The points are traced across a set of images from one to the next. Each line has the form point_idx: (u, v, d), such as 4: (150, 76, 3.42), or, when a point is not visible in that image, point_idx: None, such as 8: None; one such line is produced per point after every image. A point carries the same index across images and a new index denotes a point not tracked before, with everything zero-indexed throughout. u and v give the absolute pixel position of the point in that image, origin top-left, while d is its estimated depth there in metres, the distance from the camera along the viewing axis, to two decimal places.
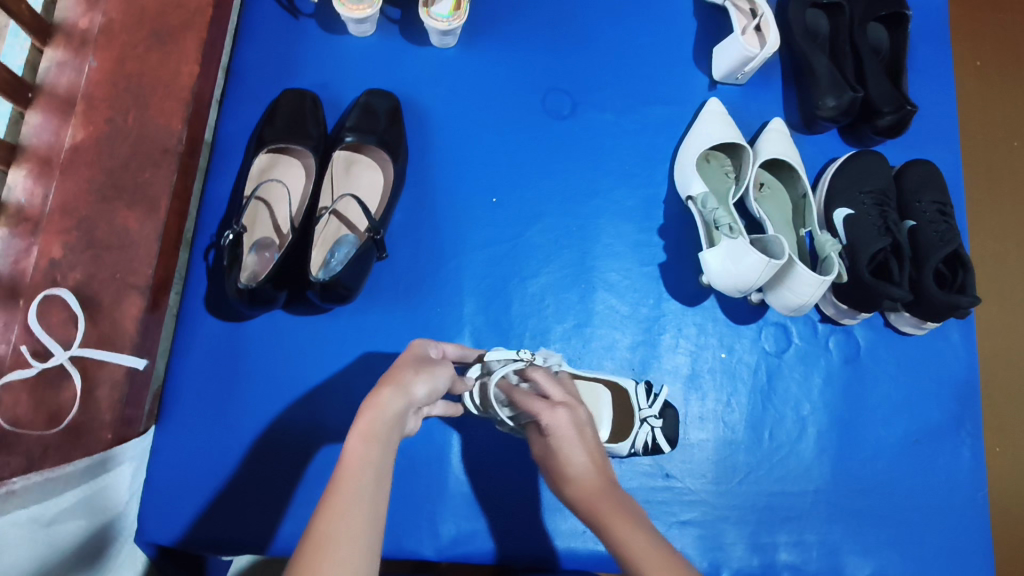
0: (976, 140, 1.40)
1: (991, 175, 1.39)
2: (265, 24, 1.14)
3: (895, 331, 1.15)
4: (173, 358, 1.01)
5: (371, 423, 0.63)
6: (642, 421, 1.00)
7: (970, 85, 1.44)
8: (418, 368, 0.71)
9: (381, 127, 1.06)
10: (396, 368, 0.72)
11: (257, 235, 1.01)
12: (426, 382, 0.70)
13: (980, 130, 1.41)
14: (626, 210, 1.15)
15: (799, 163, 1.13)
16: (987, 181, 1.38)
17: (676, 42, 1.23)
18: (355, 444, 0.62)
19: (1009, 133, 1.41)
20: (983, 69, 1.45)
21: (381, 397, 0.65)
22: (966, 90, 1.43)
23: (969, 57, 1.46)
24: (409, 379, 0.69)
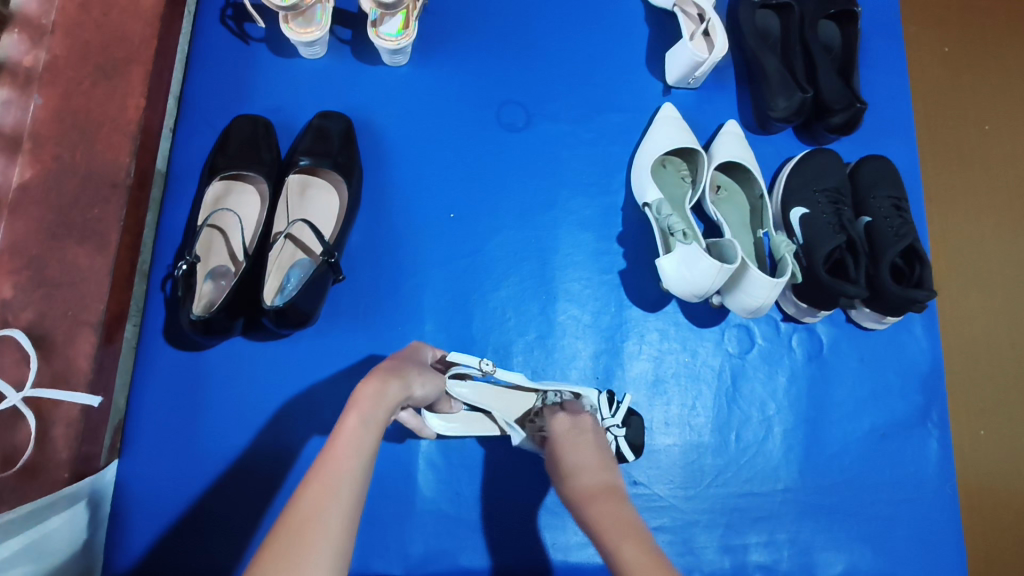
0: (943, 127, 1.41)
1: (962, 160, 1.39)
2: (215, 51, 1.14)
3: (858, 326, 1.16)
4: (134, 389, 1.01)
5: (372, 406, 0.69)
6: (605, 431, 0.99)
7: (938, 71, 1.43)
8: (419, 369, 0.81)
9: (334, 149, 1.07)
10: (399, 363, 0.80)
11: (212, 264, 1.02)
12: (424, 382, 0.80)
13: (949, 116, 1.41)
14: (584, 219, 1.16)
15: (753, 165, 1.13)
16: (955, 168, 1.39)
17: (629, 48, 1.23)
18: (353, 424, 0.67)
19: (979, 117, 1.42)
20: (950, 55, 1.44)
21: (386, 385, 0.72)
22: (934, 77, 1.43)
23: (936, 44, 1.45)
24: (410, 375, 0.77)
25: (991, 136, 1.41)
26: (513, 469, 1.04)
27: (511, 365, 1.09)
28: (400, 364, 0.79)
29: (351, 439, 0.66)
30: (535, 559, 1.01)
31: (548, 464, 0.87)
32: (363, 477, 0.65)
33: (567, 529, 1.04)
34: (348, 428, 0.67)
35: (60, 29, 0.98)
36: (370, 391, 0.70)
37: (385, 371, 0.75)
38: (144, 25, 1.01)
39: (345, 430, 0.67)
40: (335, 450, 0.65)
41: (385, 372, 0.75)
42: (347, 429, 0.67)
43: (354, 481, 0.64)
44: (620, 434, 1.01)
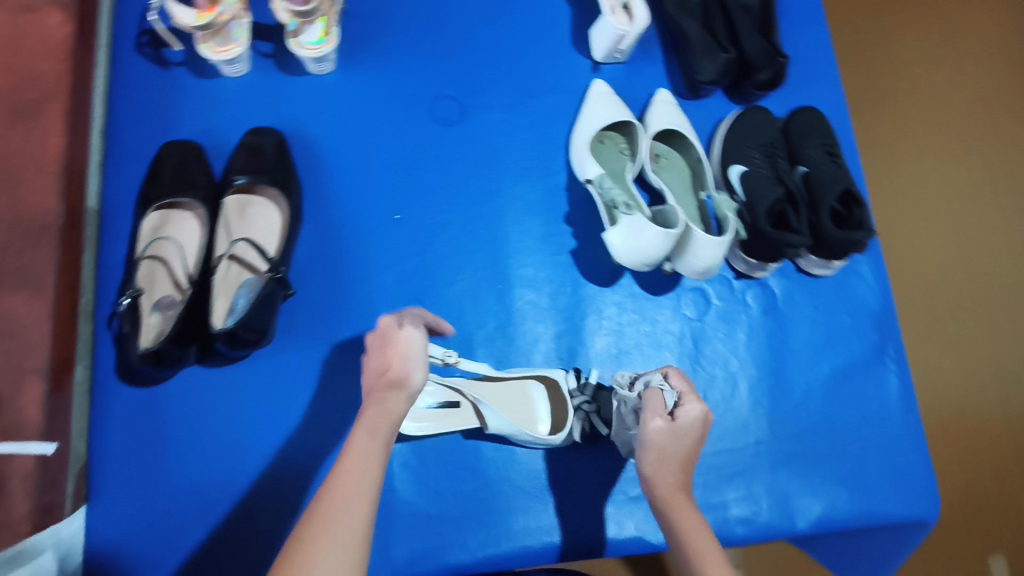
0: (877, 71, 1.59)
1: (900, 101, 1.58)
2: (134, 81, 1.12)
3: (807, 275, 1.19)
4: (94, 432, 0.99)
5: (380, 423, 0.71)
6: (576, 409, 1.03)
7: (864, 22, 1.62)
8: (398, 348, 0.76)
9: (269, 165, 1.07)
10: (381, 354, 0.77)
11: (157, 296, 1.00)
12: (416, 363, 0.75)
13: (884, 59, 1.60)
14: (529, 204, 1.16)
15: (689, 131, 1.15)
16: (895, 105, 1.58)
17: (552, 31, 1.25)
18: (361, 438, 0.70)
19: (909, 61, 1.61)
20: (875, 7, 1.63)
21: (384, 398, 0.73)
22: (862, 28, 1.61)
23: None
24: (396, 369, 0.75)
25: (921, 78, 1.60)
26: (487, 461, 1.05)
27: (474, 358, 1.09)
28: (382, 364, 0.76)
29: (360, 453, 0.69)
30: (520, 545, 1.02)
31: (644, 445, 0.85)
32: (374, 485, 0.67)
33: (550, 511, 1.05)
34: (360, 443, 0.70)
35: None
36: (371, 411, 0.72)
37: (379, 386, 0.74)
38: (55, 62, 0.99)
39: (355, 445, 0.69)
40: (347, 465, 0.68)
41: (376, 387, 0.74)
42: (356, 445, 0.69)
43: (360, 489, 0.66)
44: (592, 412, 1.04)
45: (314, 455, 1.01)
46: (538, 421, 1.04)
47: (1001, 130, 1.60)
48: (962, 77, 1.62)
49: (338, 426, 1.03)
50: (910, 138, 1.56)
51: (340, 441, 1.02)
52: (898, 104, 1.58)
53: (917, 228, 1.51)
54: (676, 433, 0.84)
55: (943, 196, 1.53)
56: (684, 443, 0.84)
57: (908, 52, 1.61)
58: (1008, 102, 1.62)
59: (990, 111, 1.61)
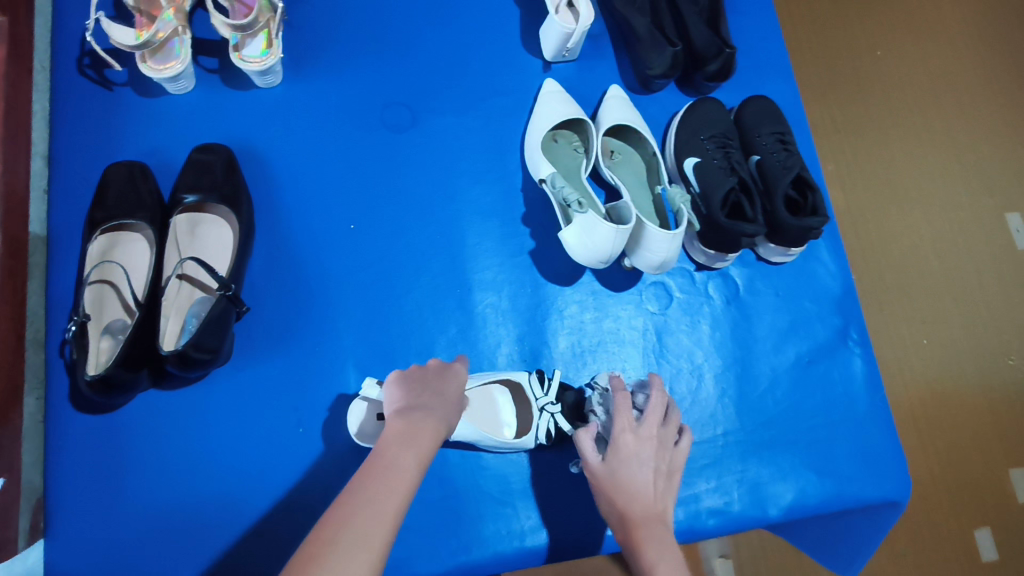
0: (837, 55, 1.60)
1: (861, 85, 1.59)
2: (77, 104, 1.11)
3: (768, 263, 1.19)
4: (48, 465, 0.96)
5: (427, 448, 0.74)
6: (541, 410, 1.01)
7: (825, 6, 1.63)
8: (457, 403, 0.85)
9: (219, 180, 1.05)
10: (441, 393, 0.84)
11: (107, 320, 0.98)
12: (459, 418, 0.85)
13: (845, 43, 1.61)
14: (485, 207, 1.16)
15: (641, 125, 1.16)
16: (856, 87, 1.59)
17: (501, 34, 1.25)
18: (410, 460, 0.72)
19: (870, 45, 1.62)
20: None
21: (440, 429, 0.78)
22: (823, 13, 1.62)
23: None
24: (451, 417, 0.82)
25: (883, 61, 1.61)
26: (455, 467, 1.04)
27: None
28: (442, 399, 0.83)
29: (385, 473, 0.70)
30: (492, 551, 1.01)
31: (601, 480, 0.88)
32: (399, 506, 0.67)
33: (520, 516, 1.04)
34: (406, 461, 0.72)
35: None
36: (429, 435, 0.76)
37: (434, 414, 0.79)
38: None
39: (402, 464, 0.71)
40: (394, 479, 0.69)
41: (438, 413, 0.80)
42: (403, 464, 0.71)
43: (372, 505, 0.66)
44: (558, 413, 1.01)
45: (280, 472, 1.00)
46: (504, 426, 1.03)
47: (958, 108, 1.62)
48: (916, 56, 1.64)
49: (302, 442, 1.02)
50: (872, 121, 1.57)
51: (304, 456, 1.01)
52: (855, 86, 1.59)
53: (882, 208, 1.52)
54: (612, 471, 0.87)
55: (906, 176, 1.55)
56: (625, 473, 0.87)
57: (862, 34, 1.62)
58: (967, 82, 1.64)
59: (946, 90, 1.63)
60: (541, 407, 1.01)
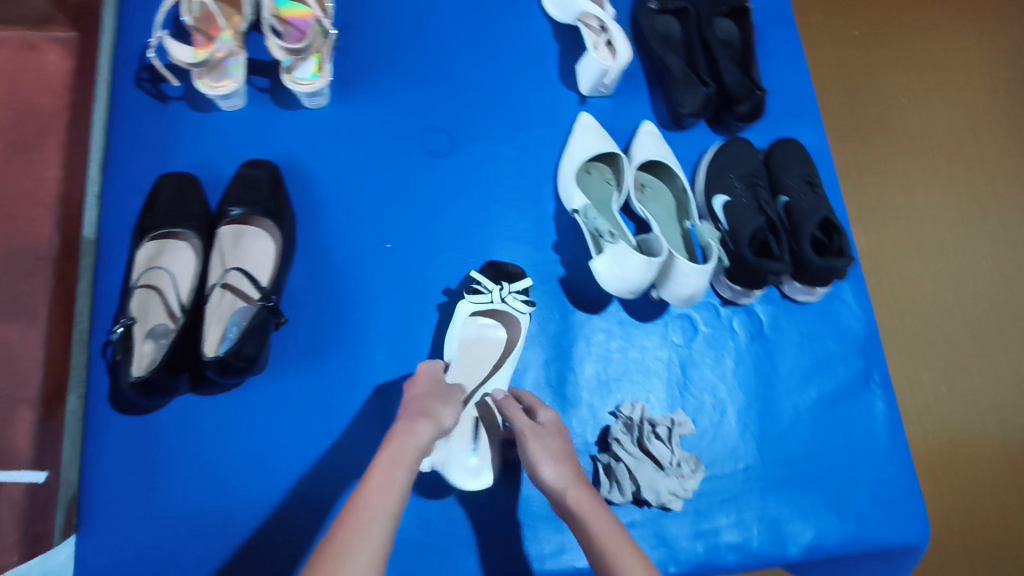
0: (864, 100, 1.64)
1: (885, 131, 1.62)
2: (133, 115, 1.16)
3: (792, 301, 1.20)
4: (85, 462, 0.99)
5: (401, 447, 0.79)
6: (505, 296, 1.06)
7: (853, 53, 1.67)
8: (443, 400, 0.89)
9: (264, 195, 1.09)
10: (425, 397, 0.89)
11: (151, 324, 1.01)
12: (451, 412, 0.88)
13: (872, 90, 1.65)
14: (518, 233, 1.19)
15: (673, 161, 1.19)
16: (881, 134, 1.62)
17: (540, 69, 1.30)
18: (384, 464, 0.77)
19: (896, 92, 1.66)
20: (861, 38, 1.69)
21: (414, 425, 0.82)
22: (850, 59, 1.67)
23: (848, 28, 1.69)
24: (435, 411, 0.86)
25: (908, 108, 1.65)
26: (479, 487, 1.06)
27: None
28: (424, 399, 0.88)
29: (379, 487, 0.74)
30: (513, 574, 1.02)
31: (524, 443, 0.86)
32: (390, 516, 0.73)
33: (541, 538, 1.05)
34: (382, 467, 0.77)
35: None
36: (399, 435, 0.80)
37: (413, 416, 0.84)
38: (53, 97, 1.01)
39: (377, 469, 0.76)
40: (372, 487, 0.75)
41: (421, 414, 0.85)
42: (388, 474, 0.76)
43: (375, 525, 0.71)
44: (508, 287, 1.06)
45: (307, 482, 1.02)
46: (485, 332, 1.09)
47: (981, 158, 1.64)
48: (941, 106, 1.67)
49: (330, 454, 1.04)
50: (895, 166, 1.60)
51: (330, 468, 1.03)
52: (880, 132, 1.62)
53: (904, 252, 1.54)
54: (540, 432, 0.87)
55: (929, 222, 1.57)
56: (562, 440, 0.89)
57: (888, 82, 1.66)
58: (992, 133, 1.67)
59: (970, 139, 1.65)
60: (502, 296, 1.05)
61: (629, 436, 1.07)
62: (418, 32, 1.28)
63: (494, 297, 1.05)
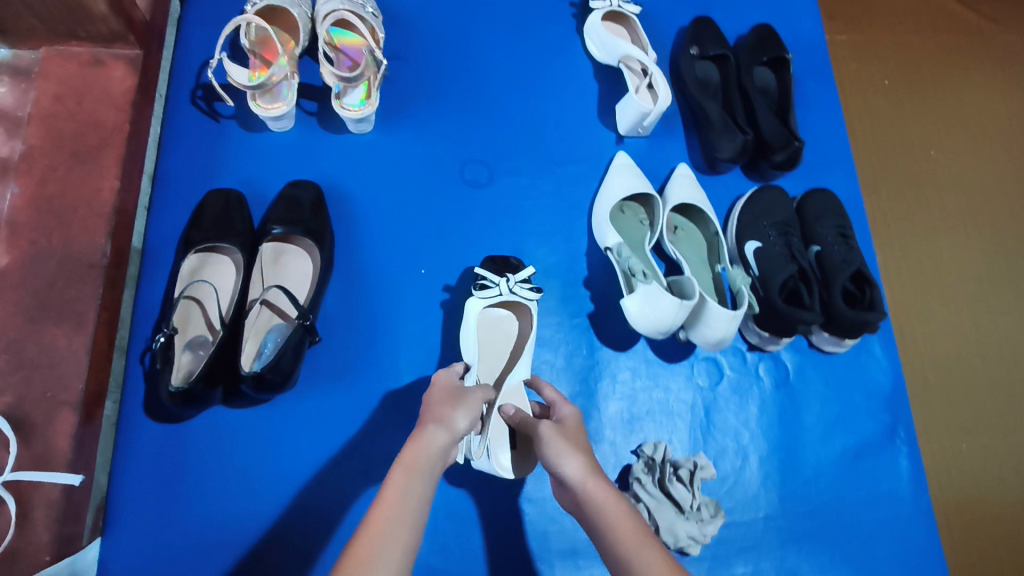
0: (894, 150, 1.65)
1: (915, 181, 1.63)
2: (186, 131, 1.20)
3: (819, 351, 1.21)
4: (115, 467, 1.01)
5: (415, 460, 0.76)
6: (512, 287, 1.05)
7: (884, 101, 1.69)
8: (456, 403, 0.85)
9: (305, 216, 1.12)
10: (436, 404, 0.85)
11: (190, 335, 1.04)
12: (466, 414, 0.84)
13: (902, 141, 1.66)
14: (550, 266, 1.21)
15: (707, 205, 1.21)
16: (911, 184, 1.62)
17: (580, 107, 1.33)
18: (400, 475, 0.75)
19: (926, 143, 1.67)
20: (891, 87, 1.71)
21: (427, 435, 0.79)
22: (881, 108, 1.68)
23: (878, 77, 1.71)
24: (450, 415, 0.82)
25: (938, 160, 1.65)
26: (498, 517, 1.07)
27: None
28: (435, 406, 0.84)
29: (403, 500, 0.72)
30: None
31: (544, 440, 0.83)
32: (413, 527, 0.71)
33: None
34: (397, 479, 0.75)
35: (36, 120, 1.03)
36: (409, 448, 0.78)
37: (424, 424, 0.81)
38: (116, 112, 1.05)
39: (394, 479, 0.74)
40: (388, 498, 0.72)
41: (431, 422, 0.81)
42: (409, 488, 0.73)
43: (400, 534, 0.69)
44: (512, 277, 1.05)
45: (329, 500, 1.04)
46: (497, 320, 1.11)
47: (1011, 214, 1.64)
48: (973, 161, 1.67)
49: (353, 474, 1.06)
50: (923, 217, 1.60)
51: (354, 489, 1.05)
52: (910, 182, 1.63)
53: (931, 305, 1.53)
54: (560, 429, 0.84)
55: (955, 275, 1.56)
56: (580, 439, 0.85)
57: (919, 134, 1.67)
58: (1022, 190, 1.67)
59: (1000, 195, 1.65)
60: (509, 287, 1.05)
61: (651, 477, 1.07)
62: (461, 63, 1.32)
63: (502, 289, 1.05)
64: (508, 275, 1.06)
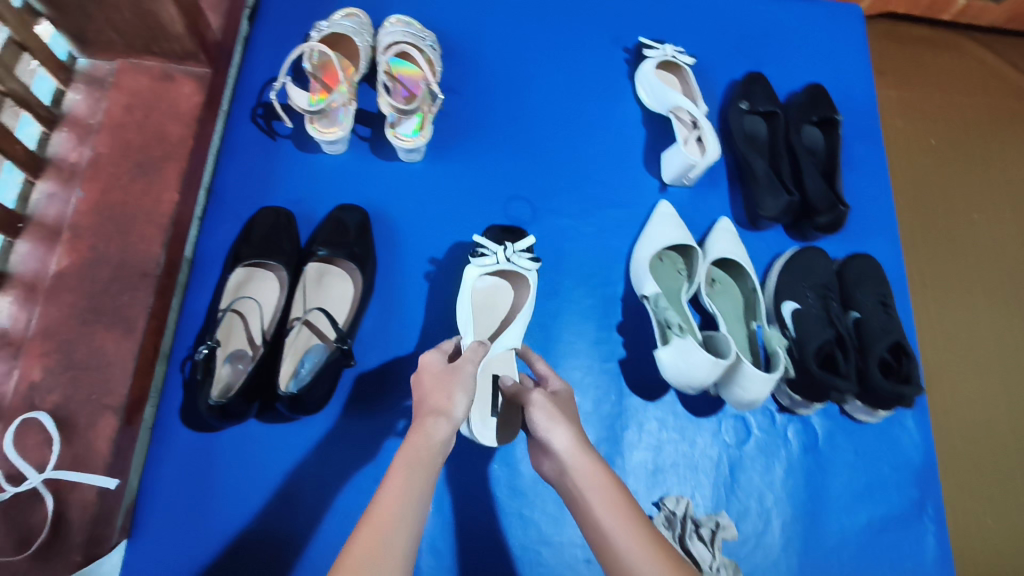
0: (937, 211, 1.63)
1: (957, 244, 1.61)
2: (244, 147, 1.24)
3: (850, 418, 1.19)
4: (147, 471, 1.03)
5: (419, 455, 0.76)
6: (508, 256, 1.07)
7: (928, 161, 1.68)
8: (457, 390, 0.83)
9: (350, 240, 1.15)
10: (434, 387, 0.84)
11: (231, 348, 1.06)
12: (466, 402, 0.83)
13: (946, 203, 1.65)
14: (585, 308, 1.22)
15: (746, 261, 1.21)
16: (954, 248, 1.60)
17: (626, 153, 1.35)
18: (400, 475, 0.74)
19: (969, 207, 1.65)
20: (936, 146, 1.71)
21: (430, 427, 0.79)
22: (925, 168, 1.67)
23: (924, 135, 1.72)
24: (451, 404, 0.82)
25: (980, 225, 1.64)
26: (516, 557, 1.07)
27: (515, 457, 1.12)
28: (431, 394, 0.83)
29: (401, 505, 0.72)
30: None
31: (536, 410, 0.85)
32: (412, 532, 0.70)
33: None
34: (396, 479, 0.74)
35: (106, 129, 1.07)
36: (413, 444, 0.77)
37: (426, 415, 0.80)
38: (182, 127, 1.09)
39: (394, 483, 0.74)
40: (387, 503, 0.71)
41: (428, 413, 0.80)
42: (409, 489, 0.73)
43: (398, 537, 0.68)
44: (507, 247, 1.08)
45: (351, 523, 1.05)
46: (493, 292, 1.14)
47: None
48: (1017, 229, 1.65)
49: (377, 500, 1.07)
50: (964, 282, 1.58)
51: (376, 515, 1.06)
52: (952, 245, 1.61)
53: (971, 373, 1.49)
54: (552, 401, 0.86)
55: (994, 342, 1.53)
56: (568, 411, 0.87)
57: (963, 197, 1.66)
58: None
59: None
60: (506, 257, 1.07)
61: (671, 532, 1.06)
62: (512, 97, 1.35)
63: (499, 257, 1.07)
64: (505, 245, 1.09)
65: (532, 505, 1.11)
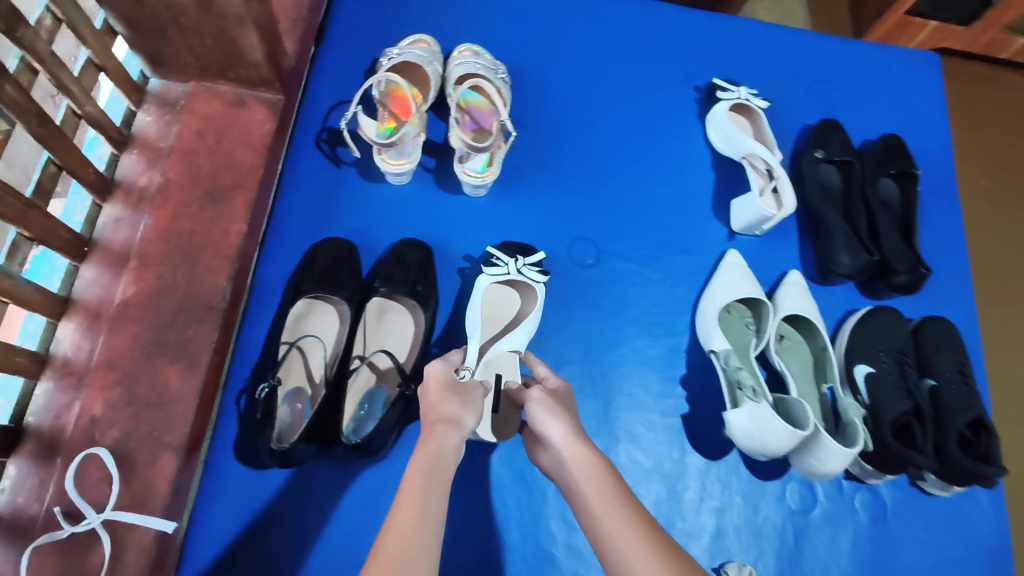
0: (1001, 262, 1.57)
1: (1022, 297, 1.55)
2: (310, 173, 1.21)
3: (921, 490, 1.15)
4: (198, 506, 1.00)
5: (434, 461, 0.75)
6: (519, 268, 1.11)
7: (982, 203, 1.62)
8: (464, 399, 0.83)
9: (413, 277, 1.12)
10: (439, 394, 0.84)
11: (291, 384, 1.04)
12: (475, 410, 0.83)
13: (1009, 253, 1.58)
14: (648, 358, 1.18)
15: (819, 319, 1.16)
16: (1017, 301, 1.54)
17: (695, 197, 1.31)
18: (415, 484, 0.72)
19: None
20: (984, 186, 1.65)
21: (440, 431, 0.78)
22: (989, 216, 1.61)
23: (972, 175, 1.66)
24: (461, 412, 0.81)
25: None
26: None
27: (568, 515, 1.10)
28: (438, 404, 0.82)
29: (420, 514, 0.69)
30: None
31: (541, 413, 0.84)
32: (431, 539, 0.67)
33: None
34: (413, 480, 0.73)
35: (176, 154, 1.04)
36: (426, 451, 0.75)
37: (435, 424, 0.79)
38: (253, 155, 1.06)
39: (409, 486, 0.72)
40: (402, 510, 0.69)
41: (439, 421, 0.79)
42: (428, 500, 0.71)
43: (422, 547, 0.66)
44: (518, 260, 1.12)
45: None
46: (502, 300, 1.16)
47: None
48: None
49: None
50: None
51: None
52: (1013, 297, 1.54)
53: None
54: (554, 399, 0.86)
55: None
56: (566, 407, 0.88)
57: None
58: None
59: None
60: (516, 268, 1.11)
61: None
62: (576, 131, 1.31)
63: (510, 268, 1.11)
64: (516, 257, 1.12)
65: (588, 565, 1.08)
